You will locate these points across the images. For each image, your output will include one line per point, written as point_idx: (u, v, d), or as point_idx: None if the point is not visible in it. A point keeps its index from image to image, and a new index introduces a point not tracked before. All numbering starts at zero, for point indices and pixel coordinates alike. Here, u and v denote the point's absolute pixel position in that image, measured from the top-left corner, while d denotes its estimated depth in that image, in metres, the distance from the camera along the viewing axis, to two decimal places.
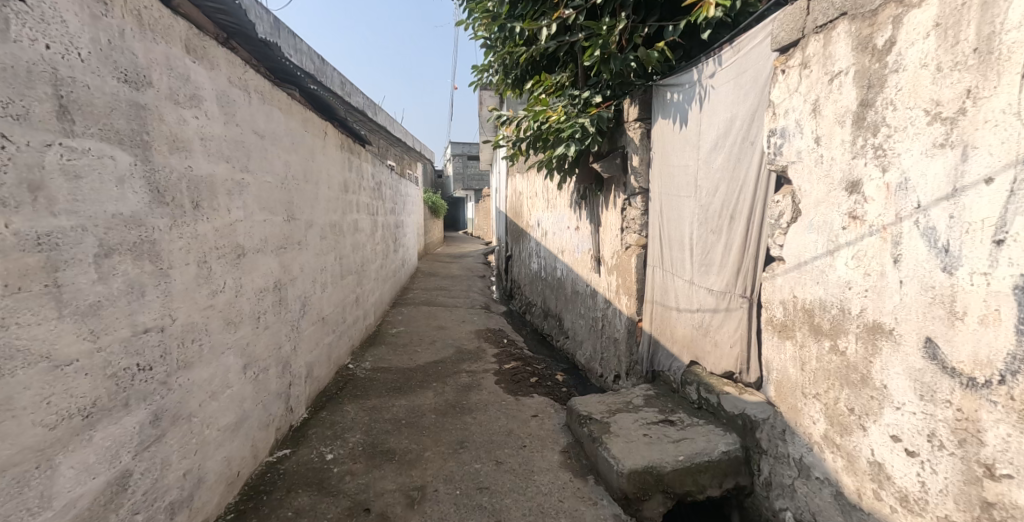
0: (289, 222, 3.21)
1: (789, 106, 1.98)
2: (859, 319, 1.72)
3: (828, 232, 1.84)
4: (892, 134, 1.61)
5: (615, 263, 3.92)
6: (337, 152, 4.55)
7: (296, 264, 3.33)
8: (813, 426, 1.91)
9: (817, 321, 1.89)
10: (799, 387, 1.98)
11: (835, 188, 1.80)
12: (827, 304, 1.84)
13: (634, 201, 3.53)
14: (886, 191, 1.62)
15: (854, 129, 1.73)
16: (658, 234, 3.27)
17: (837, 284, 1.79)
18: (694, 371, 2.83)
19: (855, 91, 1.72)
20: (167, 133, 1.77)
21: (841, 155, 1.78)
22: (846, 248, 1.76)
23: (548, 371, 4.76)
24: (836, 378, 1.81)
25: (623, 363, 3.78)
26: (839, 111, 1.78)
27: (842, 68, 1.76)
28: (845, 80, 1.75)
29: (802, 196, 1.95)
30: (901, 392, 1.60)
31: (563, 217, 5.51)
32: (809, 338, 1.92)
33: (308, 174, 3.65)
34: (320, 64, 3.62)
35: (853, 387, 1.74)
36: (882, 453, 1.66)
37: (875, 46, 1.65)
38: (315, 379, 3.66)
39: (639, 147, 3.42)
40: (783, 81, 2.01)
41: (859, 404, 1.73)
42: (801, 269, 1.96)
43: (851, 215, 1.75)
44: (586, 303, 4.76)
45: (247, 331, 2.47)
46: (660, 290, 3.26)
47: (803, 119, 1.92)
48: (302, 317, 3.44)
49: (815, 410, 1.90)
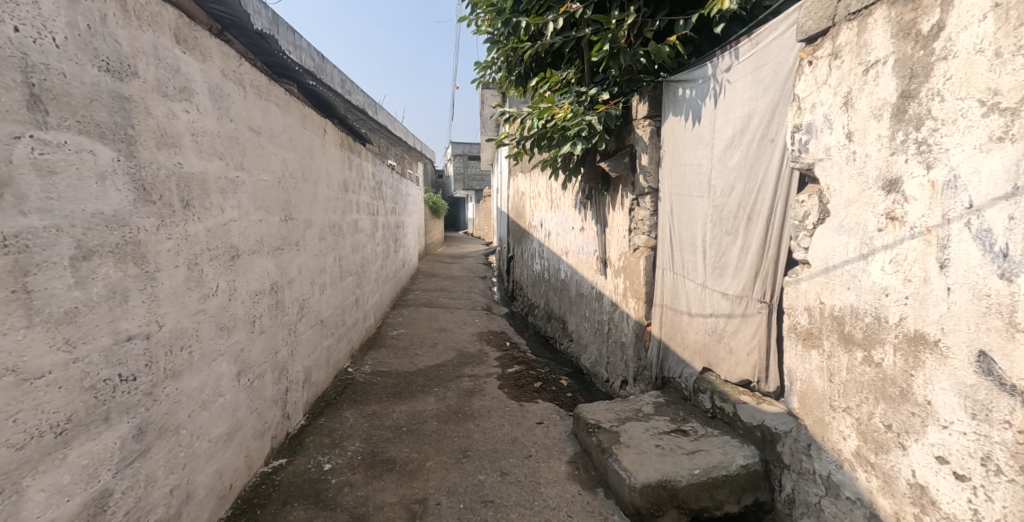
0: (287, 222, 3.11)
1: (817, 99, 1.88)
2: (898, 329, 1.61)
3: (860, 235, 1.73)
4: (938, 127, 1.50)
5: (622, 265, 3.82)
6: (337, 151, 4.44)
7: (294, 266, 3.23)
8: (845, 442, 1.80)
9: (847, 330, 1.78)
10: (826, 399, 1.88)
11: (870, 187, 1.70)
12: (859, 311, 1.73)
13: (643, 201, 3.45)
14: (932, 190, 1.51)
15: (892, 123, 1.62)
16: (668, 236, 3.18)
17: (872, 290, 1.69)
18: (706, 378, 2.73)
19: (895, 82, 1.61)
20: (156, 127, 1.67)
21: (877, 152, 1.67)
22: (882, 252, 1.65)
23: (552, 376, 4.66)
24: (871, 392, 1.70)
25: (630, 368, 3.68)
26: (875, 104, 1.68)
27: (879, 57, 1.66)
28: (883, 70, 1.65)
29: (830, 196, 1.84)
30: (948, 409, 1.49)
31: (567, 218, 5.42)
32: (838, 348, 1.82)
33: (307, 173, 3.55)
34: (319, 59, 3.52)
35: (890, 402, 1.64)
36: (926, 474, 1.55)
37: (920, 31, 1.54)
38: (312, 384, 3.55)
39: (648, 145, 3.32)
40: (810, 73, 1.91)
41: (897, 421, 1.62)
42: (827, 274, 1.86)
43: (888, 217, 1.64)
44: (591, 306, 4.66)
45: (242, 335, 2.37)
46: (670, 294, 3.15)
47: (832, 113, 1.82)
48: (300, 320, 3.34)
49: (845, 425, 1.80)
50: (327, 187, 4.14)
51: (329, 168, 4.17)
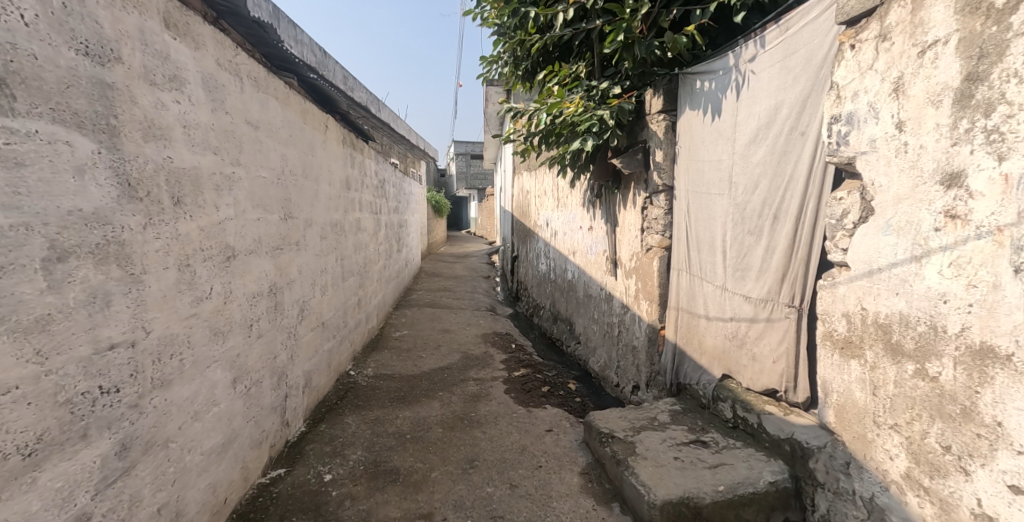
0: (286, 221, 2.99)
1: (860, 86, 1.74)
2: (959, 340, 1.48)
3: (913, 235, 1.59)
4: (1013, 113, 1.36)
5: (633, 266, 3.69)
6: (338, 147, 4.32)
7: (294, 267, 3.11)
8: (893, 464, 1.67)
9: (896, 340, 1.65)
10: (869, 414, 1.75)
11: (925, 182, 1.56)
12: (911, 319, 1.60)
13: (657, 199, 3.32)
14: (1005, 185, 1.37)
15: (955, 109, 1.48)
16: (684, 236, 3.05)
17: (927, 297, 1.55)
18: (728, 385, 2.60)
19: (959, 64, 1.47)
20: (144, 116, 1.54)
21: (934, 143, 1.53)
22: (940, 253, 1.52)
23: (559, 380, 4.54)
24: (924, 409, 1.57)
25: (642, 373, 3.55)
26: (933, 89, 1.54)
27: (939, 37, 1.52)
28: (943, 51, 1.51)
29: (875, 192, 1.71)
30: (1022, 432, 1.35)
31: (574, 217, 5.29)
32: (884, 359, 1.69)
33: (308, 170, 3.42)
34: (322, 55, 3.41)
35: (951, 421, 1.51)
36: (994, 503, 1.42)
37: (992, 5, 1.39)
38: (313, 388, 3.43)
39: (663, 141, 3.20)
40: (852, 58, 1.78)
41: (958, 443, 1.49)
42: (871, 277, 1.73)
43: (948, 214, 1.50)
44: (600, 309, 4.53)
45: (238, 340, 2.25)
46: (687, 296, 3.02)
47: (878, 101, 1.69)
48: (300, 323, 3.22)
49: (893, 444, 1.67)
50: (329, 185, 4.02)
51: (330, 165, 4.05)
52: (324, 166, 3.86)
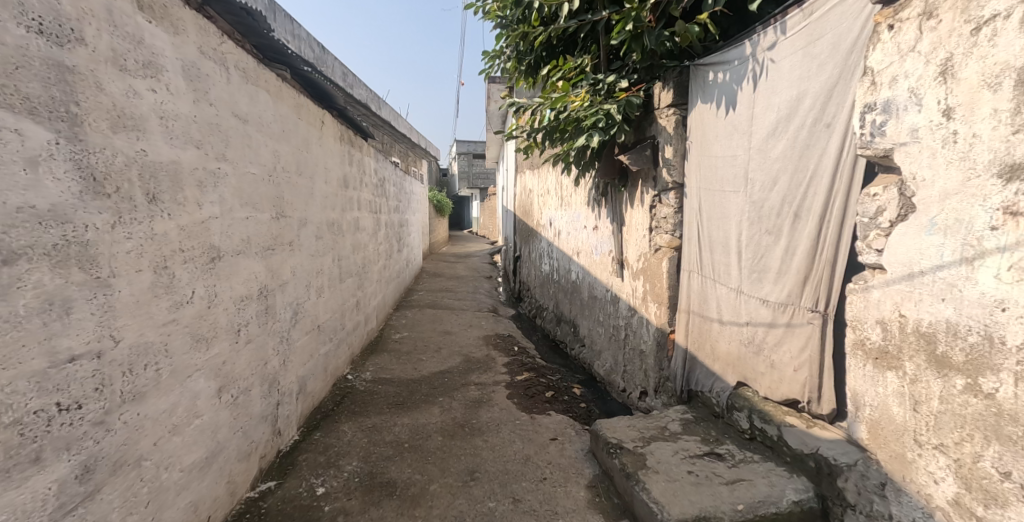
0: (279, 220, 2.86)
1: (900, 71, 1.61)
2: (1019, 353, 1.33)
3: (963, 234, 1.45)
4: None
5: (641, 267, 3.56)
6: (335, 145, 4.19)
7: (287, 268, 2.98)
8: (939, 487, 1.53)
9: (943, 352, 1.51)
10: (909, 433, 1.61)
11: (978, 175, 1.42)
12: (960, 329, 1.46)
13: (667, 197, 3.19)
14: None
15: (1016, 93, 1.33)
16: (696, 236, 2.91)
17: (980, 303, 1.41)
18: (744, 394, 2.46)
19: (1021, 40, 1.32)
20: (112, 105, 1.42)
21: (990, 131, 1.39)
22: (996, 255, 1.37)
23: (564, 384, 4.40)
24: (978, 429, 1.43)
25: (650, 379, 3.42)
26: (990, 70, 1.39)
27: (998, 11, 1.36)
28: (1003, 27, 1.35)
29: (918, 187, 1.57)
30: None
31: (579, 216, 5.15)
32: (928, 373, 1.55)
33: (302, 167, 3.29)
34: (320, 51, 3.29)
35: (1009, 445, 1.36)
36: None
37: None
38: (307, 394, 3.30)
39: (673, 136, 3.06)
40: (891, 39, 1.64)
41: (1020, 469, 1.35)
42: (912, 281, 1.59)
43: (1006, 211, 1.35)
44: (605, 311, 4.39)
45: (224, 347, 2.12)
46: (698, 299, 2.89)
47: (921, 85, 1.56)
48: (294, 327, 3.09)
49: (939, 466, 1.53)
50: (326, 183, 3.89)
51: (327, 162, 3.92)
52: (320, 163, 3.73)
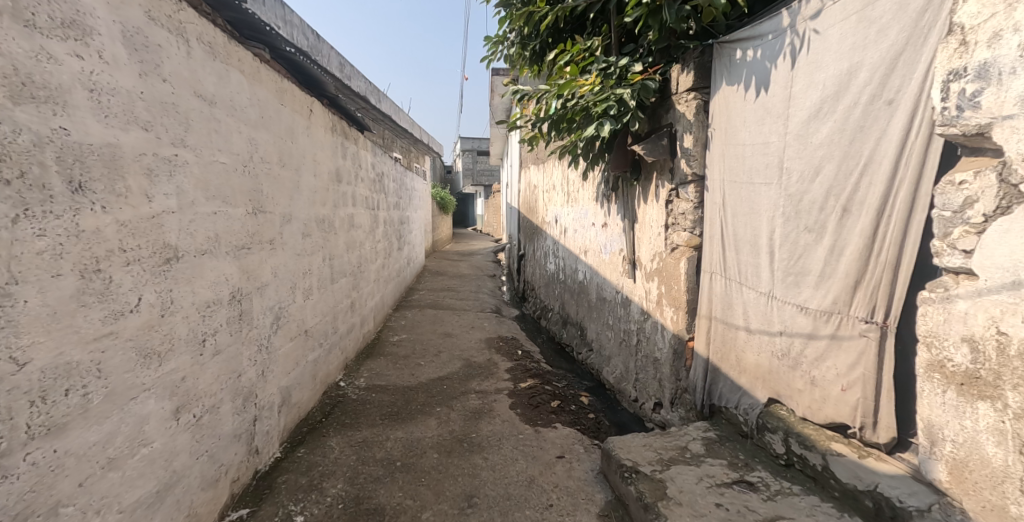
0: (258, 217, 2.60)
1: (1005, 23, 1.30)
2: None
3: None
4: None
5: (656, 268, 3.30)
6: (326, 136, 3.91)
7: (267, 269, 2.72)
8: None
9: None
10: (1015, 480, 1.33)
11: None
12: None
13: (685, 191, 2.90)
14: None
15: None
16: (719, 234, 2.63)
17: None
18: (777, 413, 2.16)
19: None
20: (11, 69, 1.24)
21: None
22: None
23: (570, 392, 4.14)
24: None
25: (666, 389, 3.15)
26: None
27: None
28: None
29: None
30: None
31: (587, 213, 4.86)
32: None
33: (286, 158, 3.02)
34: (315, 41, 3.07)
35: None
36: None
37: None
38: (293, 405, 3.06)
39: (693, 123, 2.78)
40: None
41: None
42: (1018, 291, 1.29)
43: None
44: (616, 314, 4.12)
45: (185, 359, 1.86)
46: (722, 304, 2.60)
47: None
48: (276, 333, 2.83)
49: None
50: (315, 176, 3.63)
51: (316, 154, 3.66)
52: (308, 155, 3.47)
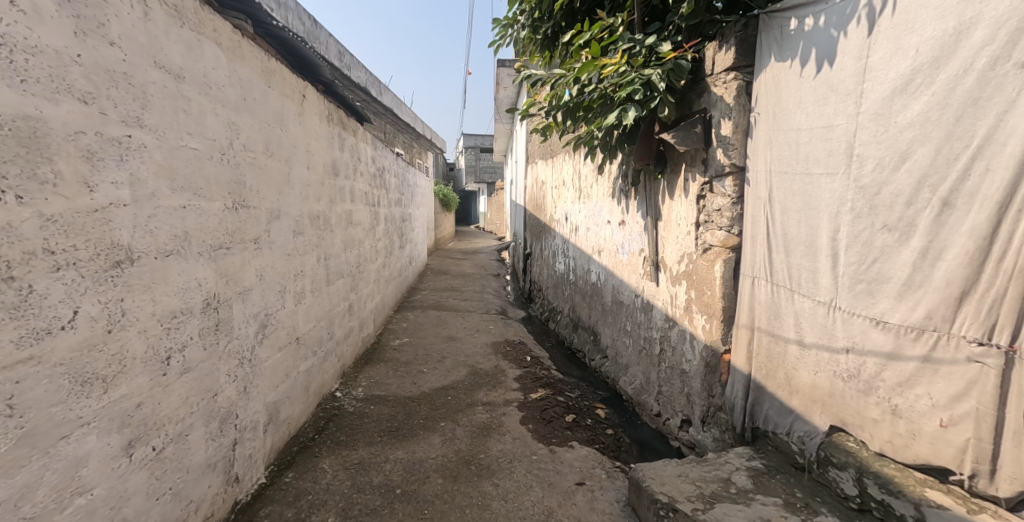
0: (240, 213, 2.30)
1: None
2: None
3: None
4: None
5: (685, 271, 2.98)
6: (321, 125, 3.60)
7: (251, 271, 2.42)
8: None
9: None
10: None
11: None
12: None
13: (722, 185, 2.58)
14: None
15: None
16: (763, 233, 2.30)
17: None
18: (845, 446, 1.82)
19: None
20: None
21: None
22: None
23: (585, 405, 3.84)
24: None
25: (698, 407, 2.84)
26: None
27: None
28: None
29: None
30: None
31: (601, 210, 4.54)
32: None
33: (274, 146, 2.72)
34: (313, 26, 2.86)
35: None
36: None
37: None
38: (281, 422, 2.77)
39: (732, 108, 2.45)
40: None
41: None
42: None
43: None
44: (635, 320, 3.81)
45: (144, 381, 1.55)
46: (767, 313, 2.28)
47: None
48: (262, 343, 2.53)
49: None
50: (308, 168, 3.32)
51: (309, 144, 3.35)
52: (301, 145, 3.16)
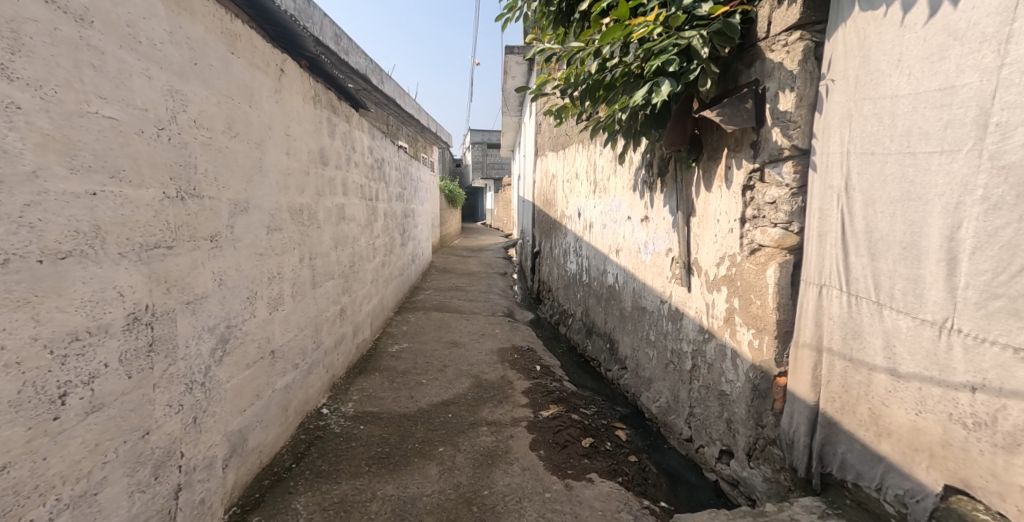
0: (189, 203, 1.85)
1: None
2: None
3: None
4: None
5: (725, 275, 2.52)
6: (305, 106, 3.16)
7: (207, 275, 1.99)
8: None
9: None
10: None
11: None
12: None
13: (778, 172, 2.13)
14: None
15: None
16: (835, 231, 1.84)
17: None
18: (972, 518, 1.46)
19: None
20: None
21: None
22: None
23: (603, 424, 3.41)
24: None
25: (743, 437, 2.41)
26: None
27: None
28: None
29: None
30: None
31: (620, 205, 4.08)
32: None
33: (241, 126, 2.28)
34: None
35: None
36: None
37: None
38: (251, 452, 2.37)
39: (795, 75, 1.99)
40: None
41: None
42: None
43: None
44: (660, 330, 3.35)
45: (16, 433, 1.21)
46: (840, 332, 1.82)
47: None
48: (222, 361, 2.10)
49: None
50: (288, 154, 2.88)
51: (290, 127, 2.91)
52: (277, 126, 2.72)
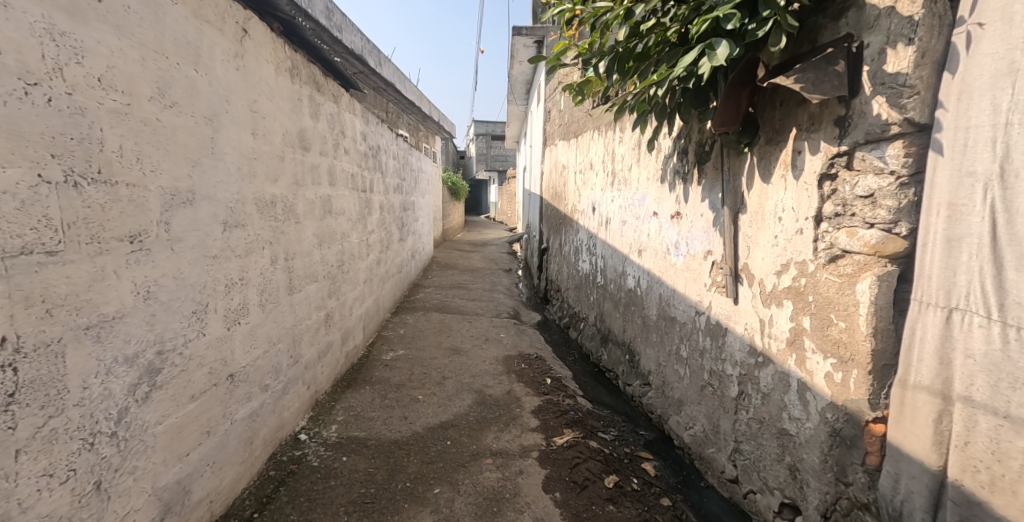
0: (88, 192, 1.39)
1: None
2: None
3: None
4: None
5: (790, 288, 1.98)
6: (279, 79, 2.63)
7: (123, 287, 1.49)
8: None
9: None
10: None
11: None
12: None
13: (881, 156, 1.60)
14: None
15: None
16: (978, 234, 1.40)
17: None
18: None
19: None
20: None
21: None
22: None
23: (625, 454, 2.91)
24: None
25: (814, 493, 1.91)
26: None
27: None
28: None
29: None
30: None
31: (646, 198, 3.54)
32: None
33: (195, 97, 1.80)
34: None
35: None
36: None
37: None
38: (197, 507, 1.90)
39: (916, 22, 1.47)
40: None
41: None
42: None
43: None
44: (694, 346, 2.82)
45: None
46: (987, 378, 1.39)
47: None
48: (150, 399, 1.61)
49: None
50: (256, 135, 2.37)
51: (258, 101, 2.40)
52: (240, 100, 2.22)
